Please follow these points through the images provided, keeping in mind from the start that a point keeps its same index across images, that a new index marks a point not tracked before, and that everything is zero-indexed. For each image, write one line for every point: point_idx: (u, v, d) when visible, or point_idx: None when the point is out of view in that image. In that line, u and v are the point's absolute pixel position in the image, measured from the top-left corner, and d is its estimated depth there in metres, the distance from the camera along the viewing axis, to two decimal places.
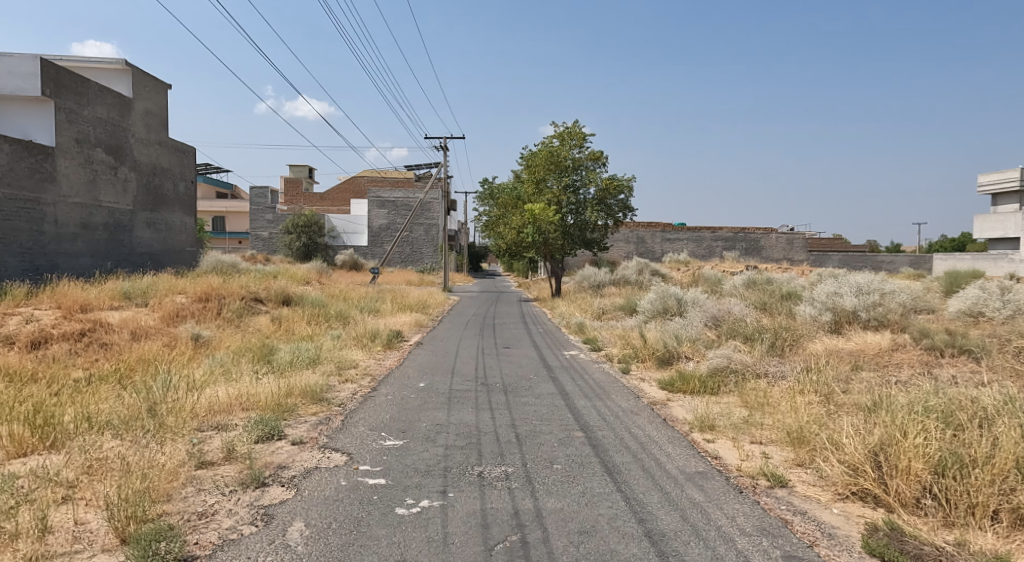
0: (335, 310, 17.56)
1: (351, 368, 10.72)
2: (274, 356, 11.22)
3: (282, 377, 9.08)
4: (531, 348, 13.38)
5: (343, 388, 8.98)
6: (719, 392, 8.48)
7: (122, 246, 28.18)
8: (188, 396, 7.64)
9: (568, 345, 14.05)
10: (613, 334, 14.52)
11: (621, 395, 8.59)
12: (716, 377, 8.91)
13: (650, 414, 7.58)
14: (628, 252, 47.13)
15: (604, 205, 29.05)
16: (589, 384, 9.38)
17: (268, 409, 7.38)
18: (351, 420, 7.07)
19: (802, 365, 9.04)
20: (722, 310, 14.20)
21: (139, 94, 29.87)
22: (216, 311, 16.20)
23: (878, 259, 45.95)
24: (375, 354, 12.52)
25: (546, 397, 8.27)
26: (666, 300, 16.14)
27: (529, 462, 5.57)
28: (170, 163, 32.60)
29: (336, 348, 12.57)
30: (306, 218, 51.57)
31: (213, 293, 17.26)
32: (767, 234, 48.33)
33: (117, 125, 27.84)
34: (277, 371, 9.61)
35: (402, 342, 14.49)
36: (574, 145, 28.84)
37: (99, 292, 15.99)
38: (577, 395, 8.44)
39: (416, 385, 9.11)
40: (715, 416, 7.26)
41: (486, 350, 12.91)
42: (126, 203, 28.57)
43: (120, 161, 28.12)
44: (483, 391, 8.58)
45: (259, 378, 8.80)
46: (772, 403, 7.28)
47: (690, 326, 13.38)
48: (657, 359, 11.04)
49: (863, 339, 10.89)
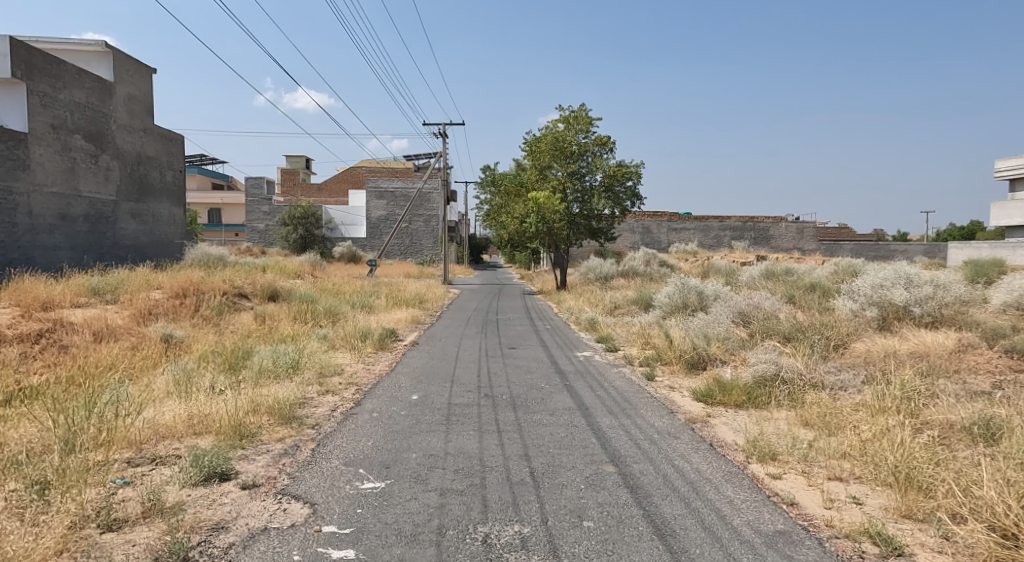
0: (325, 307, 16.17)
1: (334, 376, 9.34)
2: (249, 361, 9.84)
3: (255, 389, 7.70)
4: (539, 349, 11.99)
5: (322, 403, 7.61)
6: (769, 406, 7.12)
7: (104, 238, 26.78)
8: (129, 420, 6.24)
9: (578, 344, 12.69)
10: (629, 333, 13.17)
11: (651, 410, 7.23)
12: (763, 387, 7.52)
13: (691, 437, 6.19)
14: (633, 242, 45.70)
15: (611, 193, 27.64)
16: (611, 395, 7.99)
17: (225, 436, 5.99)
18: (323, 450, 5.65)
19: (865, 374, 7.67)
20: (750, 305, 12.82)
21: (121, 78, 28.37)
22: (193, 308, 14.81)
23: (892, 249, 44.54)
24: (365, 357, 11.14)
25: (563, 415, 6.88)
26: (686, 294, 14.74)
27: (551, 517, 4.22)
28: (157, 151, 31.17)
29: (322, 351, 11.19)
30: (303, 209, 50.09)
31: (192, 288, 15.90)
32: (777, 223, 46.85)
33: (97, 111, 26.41)
34: (246, 381, 8.24)
35: (396, 342, 13.15)
36: (580, 130, 27.42)
37: (64, 287, 14.60)
38: (599, 411, 7.06)
39: (408, 398, 7.71)
40: (774, 440, 5.89)
41: (490, 352, 11.51)
42: (109, 193, 27.18)
43: (101, 149, 26.69)
44: (487, 408, 7.18)
45: (225, 393, 7.41)
46: (846, 424, 5.90)
47: (716, 323, 12.00)
48: (685, 362, 9.66)
49: (921, 338, 9.52)
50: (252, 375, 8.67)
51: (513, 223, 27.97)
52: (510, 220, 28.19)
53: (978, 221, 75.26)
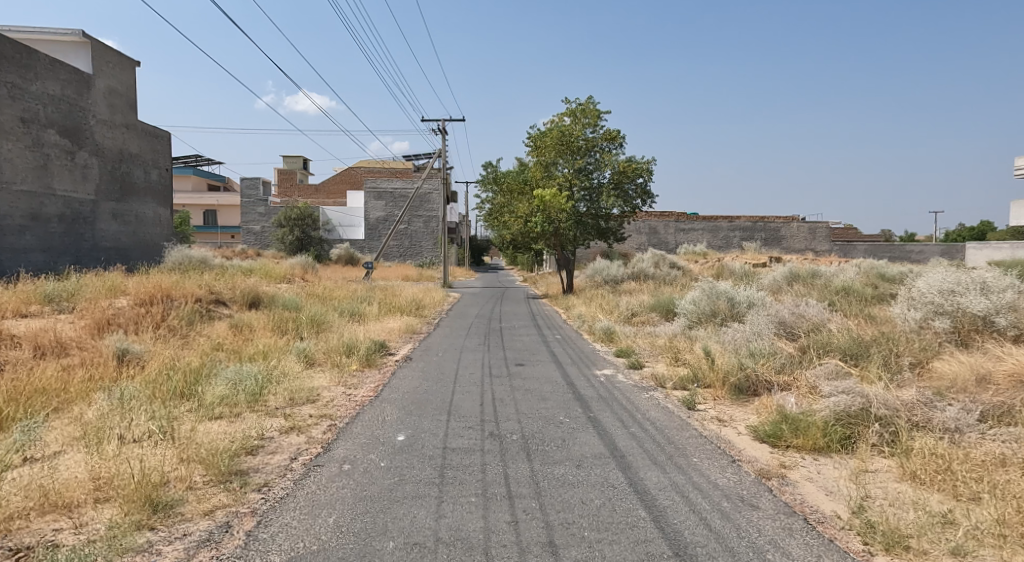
0: (309, 315, 14.49)
1: (306, 404, 7.70)
2: (205, 387, 8.19)
3: (201, 432, 6.08)
4: (551, 365, 10.36)
5: (282, 447, 5.93)
6: (863, 454, 5.47)
7: (83, 239, 25.19)
8: (2, 487, 4.60)
9: (596, 359, 11.06)
10: (654, 346, 11.56)
11: (707, 460, 5.57)
12: (847, 426, 5.88)
13: (774, 508, 4.54)
14: (640, 243, 44.06)
15: (620, 190, 25.95)
16: (650, 433, 6.34)
17: (132, 507, 4.32)
18: (263, 540, 4.04)
19: (977, 408, 5.98)
20: (793, 313, 11.17)
21: (101, 70, 26.65)
22: (160, 316, 13.17)
23: (909, 250, 42.85)
24: (347, 377, 9.49)
25: (593, 468, 5.28)
26: (715, 300, 13.04)
27: None
28: (141, 148, 29.53)
29: (298, 370, 9.54)
30: (299, 209, 48.41)
31: (161, 294, 14.25)
32: (788, 223, 45.17)
33: (74, 104, 24.72)
34: (192, 420, 6.58)
35: (386, 356, 11.51)
36: (587, 124, 25.76)
37: (13, 295, 12.97)
38: (639, 463, 5.44)
39: (392, 442, 6.02)
40: (894, 516, 4.27)
41: (494, 371, 9.81)
42: (87, 192, 25.51)
43: (77, 145, 25.00)
44: (494, 456, 5.55)
45: (158, 443, 5.77)
46: (1006, 498, 4.24)
47: (757, 335, 10.34)
48: (731, 387, 8.03)
49: (1016, 355, 7.87)
50: (203, 412, 7.06)
51: (517, 223, 26.05)
52: (514, 220, 26.31)
53: (988, 221, 73.63)
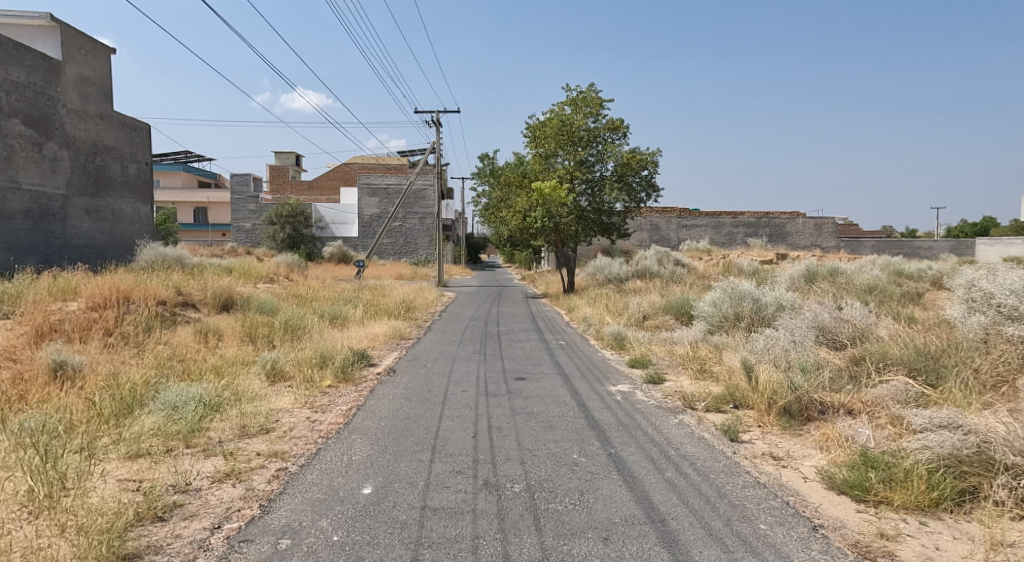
0: (284, 319, 12.94)
1: (258, 437, 6.21)
2: (137, 416, 6.70)
3: (101, 495, 4.59)
4: (557, 380, 8.86)
5: (204, 508, 4.46)
6: (994, 521, 4.02)
7: (53, 237, 23.67)
8: None
9: (608, 371, 9.57)
10: (674, 356, 10.08)
11: (779, 528, 4.10)
12: (958, 475, 4.42)
13: None
14: (641, 240, 42.61)
15: (623, 183, 24.49)
16: (692, 482, 4.89)
17: None
18: None
19: None
20: (833, 317, 9.69)
21: (72, 57, 25.10)
22: (113, 320, 11.67)
23: (918, 246, 41.46)
24: (313, 397, 7.98)
25: (626, 545, 3.88)
26: (739, 301, 11.56)
27: None
28: (118, 140, 27.97)
29: (256, 389, 8.01)
30: (290, 207, 46.86)
31: (117, 297, 12.71)
32: (793, 219, 43.76)
33: (42, 92, 23.19)
34: (99, 470, 5.09)
35: (366, 368, 10.00)
36: (589, 113, 24.27)
37: None
38: (688, 534, 4.01)
39: (355, 498, 4.55)
40: None
41: (490, 388, 8.31)
42: (56, 186, 23.94)
43: (46, 136, 23.47)
44: (489, 524, 4.13)
45: (34, 511, 4.29)
46: None
47: (796, 343, 8.88)
48: (779, 412, 6.54)
49: None
50: (118, 459, 5.56)
51: (516, 219, 24.54)
52: (512, 215, 24.80)
53: (992, 217, 72.31)
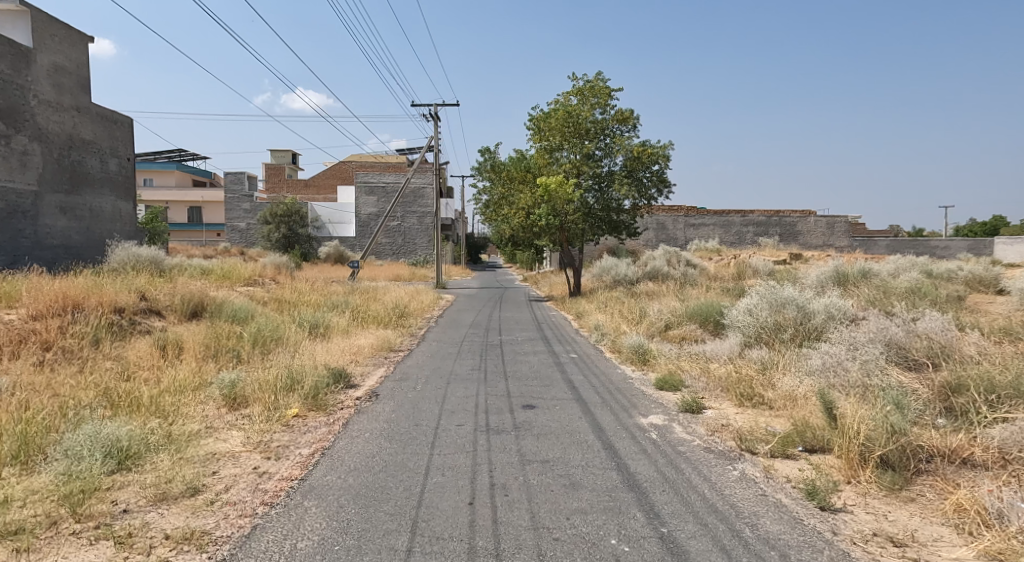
0: (257, 329, 11.35)
1: (177, 505, 4.58)
2: (24, 473, 5.06)
3: None
4: (574, 409, 7.22)
5: None
6: None
7: (22, 237, 22.07)
8: None
9: (634, 396, 7.93)
10: (711, 375, 8.44)
11: None
12: None
13: None
14: (647, 239, 41.01)
15: (633, 179, 22.86)
16: None
17: None
18: None
19: None
20: (904, 331, 8.04)
21: (43, 45, 23.44)
22: (54, 329, 10.04)
23: (935, 246, 39.78)
24: (268, 434, 6.34)
25: None
26: (780, 309, 9.93)
27: None
28: (96, 134, 26.31)
29: (200, 425, 6.38)
30: (286, 204, 44.98)
31: (65, 304, 11.02)
32: (805, 218, 42.09)
33: (8, 80, 21.55)
34: None
35: (343, 390, 8.36)
36: (597, 104, 22.61)
37: None
38: None
39: None
40: None
41: (492, 421, 6.67)
42: (27, 182, 22.33)
43: (14, 129, 21.85)
44: None
45: None
46: None
47: (866, 362, 7.24)
48: (878, 467, 4.91)
49: None
50: None
51: (518, 216, 22.90)
52: (513, 212, 23.15)
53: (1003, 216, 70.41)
